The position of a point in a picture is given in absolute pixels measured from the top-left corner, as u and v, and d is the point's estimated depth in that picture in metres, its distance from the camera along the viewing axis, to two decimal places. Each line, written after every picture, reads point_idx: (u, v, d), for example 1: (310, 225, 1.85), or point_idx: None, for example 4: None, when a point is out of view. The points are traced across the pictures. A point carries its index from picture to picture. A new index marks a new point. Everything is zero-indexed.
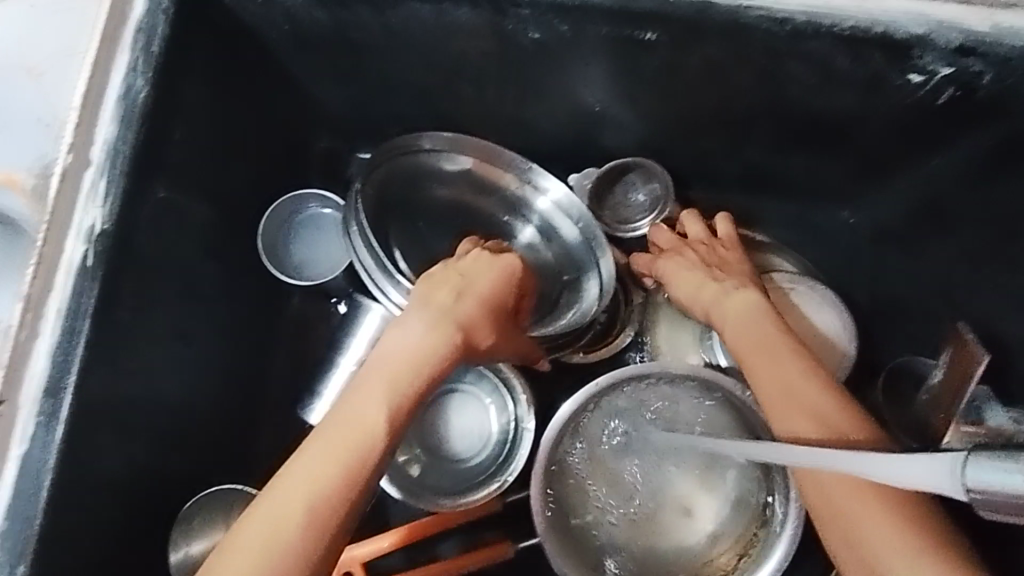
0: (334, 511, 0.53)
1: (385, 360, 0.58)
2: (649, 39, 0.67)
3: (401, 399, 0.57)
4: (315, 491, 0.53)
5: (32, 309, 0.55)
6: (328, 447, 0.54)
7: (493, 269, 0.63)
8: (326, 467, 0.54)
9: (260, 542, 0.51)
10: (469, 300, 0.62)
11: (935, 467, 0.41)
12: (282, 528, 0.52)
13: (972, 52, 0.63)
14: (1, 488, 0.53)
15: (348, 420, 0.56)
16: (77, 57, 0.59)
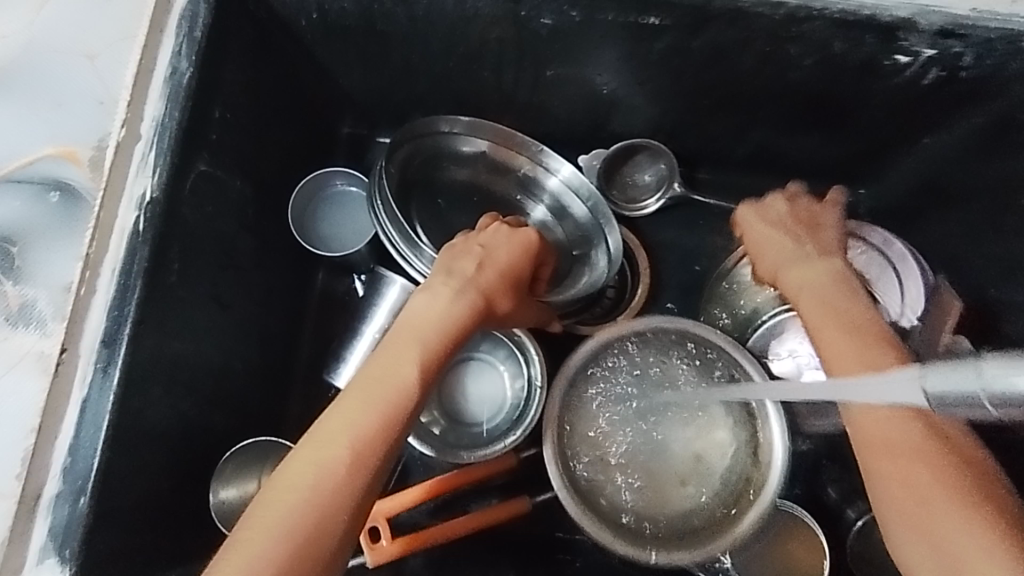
0: (373, 457, 0.56)
1: (415, 322, 0.63)
2: (654, 24, 0.72)
3: (429, 354, 0.61)
4: (356, 439, 0.56)
5: (90, 269, 0.60)
6: (366, 396, 0.58)
7: (511, 240, 0.70)
8: (364, 418, 0.57)
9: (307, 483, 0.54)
10: (491, 269, 0.68)
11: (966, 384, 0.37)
12: (322, 475, 0.54)
13: (953, 36, 0.68)
14: (62, 429, 0.58)
15: (382, 375, 0.59)
16: (128, 41, 0.65)
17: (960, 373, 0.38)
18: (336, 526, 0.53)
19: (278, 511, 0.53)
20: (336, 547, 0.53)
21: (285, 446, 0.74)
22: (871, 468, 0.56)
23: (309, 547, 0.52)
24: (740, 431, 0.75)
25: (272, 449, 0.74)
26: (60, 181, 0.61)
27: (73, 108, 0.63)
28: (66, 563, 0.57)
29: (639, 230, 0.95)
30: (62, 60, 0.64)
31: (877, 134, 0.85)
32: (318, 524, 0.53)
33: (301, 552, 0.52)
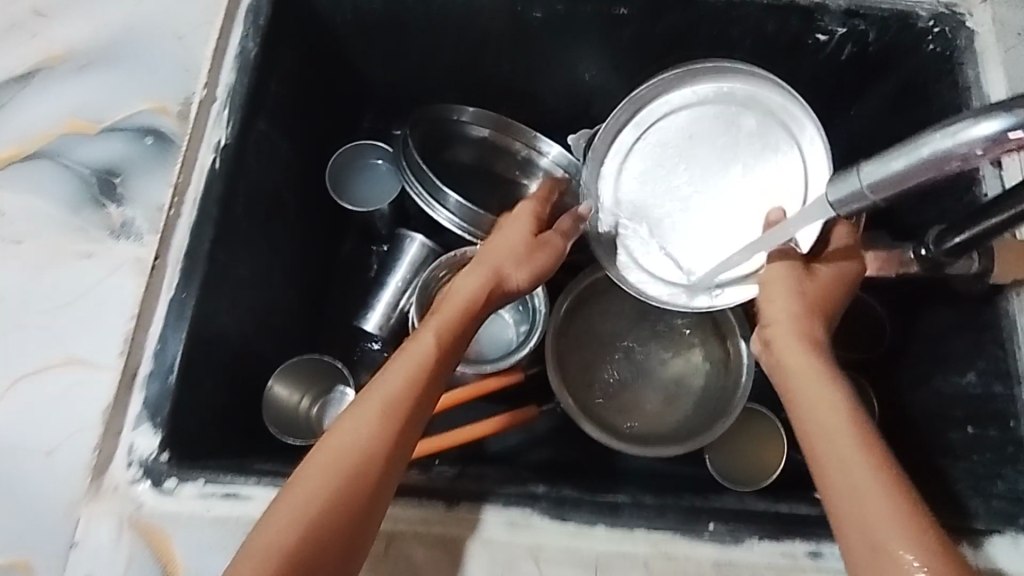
0: (403, 414, 0.63)
1: (440, 306, 0.70)
2: (623, 14, 0.91)
3: (451, 321, 0.69)
4: (386, 397, 0.63)
5: (178, 195, 0.74)
6: (402, 358, 0.66)
7: (517, 222, 0.77)
8: (395, 382, 0.64)
9: (354, 430, 0.61)
10: (500, 248, 0.74)
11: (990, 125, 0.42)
12: (360, 426, 0.61)
13: (856, 14, 0.87)
14: (154, 322, 0.70)
15: (408, 347, 0.67)
16: (208, 25, 0.82)
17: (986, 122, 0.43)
18: (375, 470, 0.60)
19: (328, 459, 0.60)
20: (374, 491, 0.60)
21: (314, 357, 0.87)
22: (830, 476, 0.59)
23: (353, 490, 0.59)
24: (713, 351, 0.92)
25: (303, 362, 0.86)
26: (152, 127, 0.77)
27: (166, 75, 0.79)
28: (157, 428, 0.67)
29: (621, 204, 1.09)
30: (156, 37, 0.81)
31: (813, 109, 1.02)
32: (357, 468, 0.59)
33: (347, 492, 0.59)
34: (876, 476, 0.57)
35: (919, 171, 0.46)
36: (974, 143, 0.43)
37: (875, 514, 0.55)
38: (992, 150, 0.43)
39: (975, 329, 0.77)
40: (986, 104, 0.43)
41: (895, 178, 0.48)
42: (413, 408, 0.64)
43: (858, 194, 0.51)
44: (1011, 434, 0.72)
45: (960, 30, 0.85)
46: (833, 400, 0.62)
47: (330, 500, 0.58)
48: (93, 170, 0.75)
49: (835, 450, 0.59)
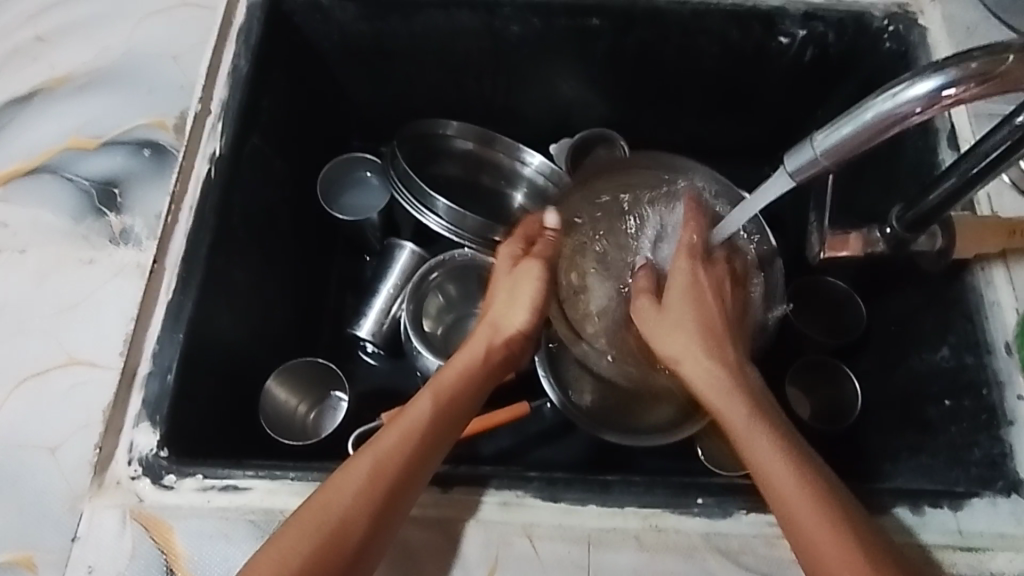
0: (397, 470, 0.64)
1: (444, 377, 0.74)
2: (595, 25, 0.95)
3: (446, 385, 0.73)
4: (378, 457, 0.64)
5: (175, 203, 0.78)
6: (398, 423, 0.68)
7: (506, 279, 0.83)
8: (398, 437, 0.66)
9: (348, 496, 0.61)
10: (492, 310, 0.82)
11: (925, 86, 0.48)
12: (349, 483, 0.62)
13: (814, 17, 0.93)
14: (153, 324, 0.72)
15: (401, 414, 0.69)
16: (203, 47, 0.87)
17: (922, 82, 0.48)
18: (356, 532, 0.60)
19: (314, 514, 0.60)
20: (359, 549, 0.60)
21: (308, 360, 0.89)
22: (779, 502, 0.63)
23: (335, 548, 0.59)
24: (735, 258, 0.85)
25: (297, 364, 0.88)
26: (151, 141, 0.81)
27: (163, 92, 0.84)
28: (157, 426, 0.68)
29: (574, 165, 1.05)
30: (155, 59, 0.86)
31: (781, 113, 1.08)
32: (341, 525, 0.60)
33: (328, 549, 0.59)
34: (812, 513, 0.61)
35: (867, 130, 0.51)
36: (916, 99, 0.48)
37: (823, 545, 0.60)
38: (929, 106, 0.48)
39: (944, 306, 0.80)
40: (919, 68, 0.49)
41: (847, 146, 0.52)
42: (409, 463, 0.64)
43: (811, 166, 0.55)
44: (983, 401, 0.74)
45: (913, 28, 0.90)
46: (753, 436, 0.67)
47: (312, 559, 0.58)
48: (94, 183, 0.79)
49: (780, 491, 0.63)
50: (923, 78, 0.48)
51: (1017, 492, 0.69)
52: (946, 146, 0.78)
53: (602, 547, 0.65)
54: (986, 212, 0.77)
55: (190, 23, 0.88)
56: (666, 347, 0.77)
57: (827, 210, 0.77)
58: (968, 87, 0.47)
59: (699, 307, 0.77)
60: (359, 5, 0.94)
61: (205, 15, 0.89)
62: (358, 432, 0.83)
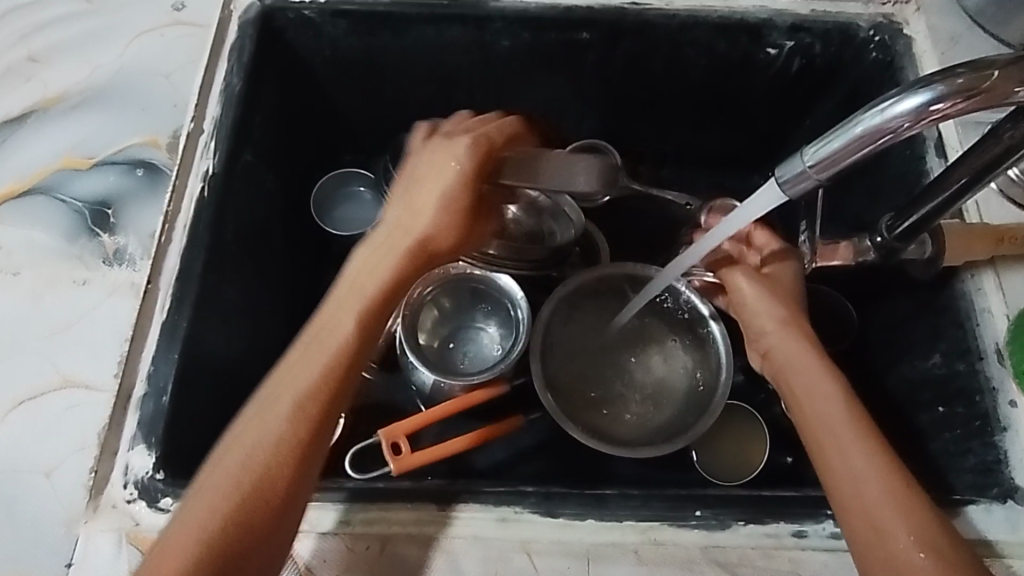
0: (317, 402, 0.63)
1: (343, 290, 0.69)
2: (585, 38, 0.96)
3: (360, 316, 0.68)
4: (292, 400, 0.63)
5: (169, 221, 0.78)
6: (307, 353, 0.65)
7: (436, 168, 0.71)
8: (288, 392, 0.63)
9: (259, 442, 0.61)
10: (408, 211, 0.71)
11: (911, 102, 0.48)
12: (262, 437, 0.61)
13: (801, 28, 0.94)
14: (147, 344, 0.72)
15: (313, 343, 0.66)
16: (196, 64, 0.87)
17: (909, 98, 0.49)
18: (273, 486, 0.60)
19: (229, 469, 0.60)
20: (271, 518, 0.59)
21: None
22: (852, 516, 0.63)
23: (247, 515, 0.58)
24: (698, 362, 0.95)
25: None
26: (144, 159, 0.81)
27: (153, 111, 0.84)
28: (151, 448, 0.68)
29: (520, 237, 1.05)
30: (145, 78, 0.86)
31: (769, 123, 1.09)
32: (258, 480, 0.59)
33: (241, 504, 0.58)
34: (897, 521, 0.61)
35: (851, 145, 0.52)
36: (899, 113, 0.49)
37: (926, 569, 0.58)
38: (916, 119, 0.48)
39: (933, 314, 0.81)
40: (906, 84, 0.50)
41: (836, 161, 0.53)
42: (320, 406, 0.63)
43: (801, 181, 0.56)
44: (976, 407, 0.74)
45: (897, 38, 0.91)
46: (850, 448, 0.65)
47: (222, 514, 0.58)
48: (88, 203, 0.78)
49: (868, 502, 0.62)
50: (910, 93, 0.49)
51: (1013, 499, 0.69)
52: (934, 154, 0.79)
53: (601, 561, 0.65)
54: (975, 220, 0.78)
55: (181, 40, 0.88)
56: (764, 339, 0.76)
57: (820, 223, 0.78)
58: (955, 102, 0.48)
59: (779, 289, 0.78)
60: (351, 21, 0.94)
61: (197, 33, 0.89)
62: (354, 448, 0.84)
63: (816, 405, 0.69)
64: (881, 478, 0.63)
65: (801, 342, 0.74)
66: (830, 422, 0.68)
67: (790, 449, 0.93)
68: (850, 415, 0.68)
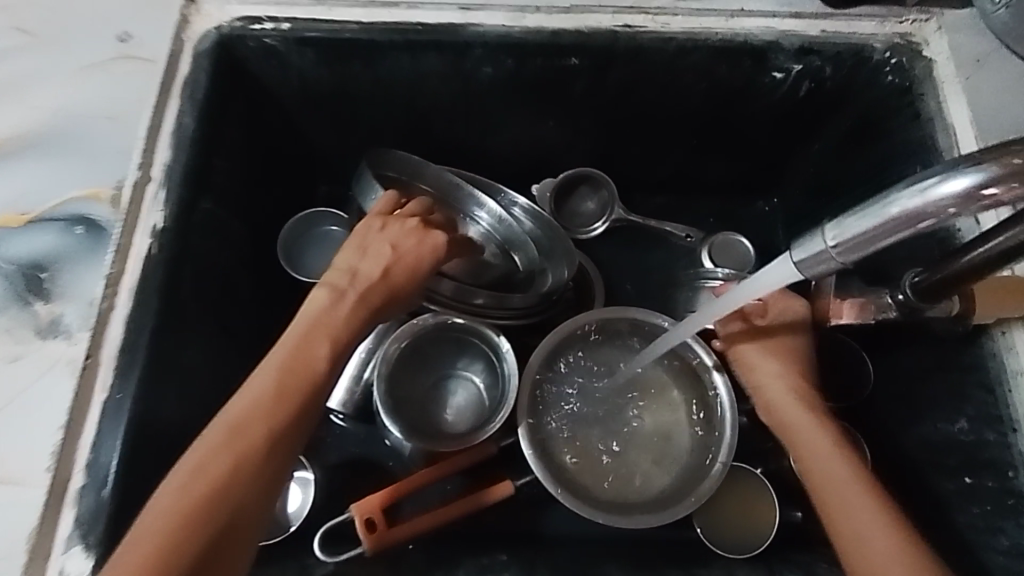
0: (288, 420, 0.64)
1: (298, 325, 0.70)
2: (574, 65, 0.87)
3: (338, 345, 0.70)
4: (268, 419, 0.63)
5: (112, 286, 0.70)
6: (282, 378, 0.65)
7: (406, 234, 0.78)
8: (261, 414, 0.63)
9: (227, 457, 0.61)
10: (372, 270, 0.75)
11: (958, 184, 0.41)
12: (235, 452, 0.61)
13: (811, 51, 0.85)
14: (87, 428, 0.66)
15: (289, 363, 0.67)
16: (143, 103, 0.79)
17: (957, 179, 0.42)
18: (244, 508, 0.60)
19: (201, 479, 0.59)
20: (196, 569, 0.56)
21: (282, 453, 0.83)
22: (859, 566, 0.63)
23: (180, 541, 0.56)
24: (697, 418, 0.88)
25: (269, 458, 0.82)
26: (83, 215, 0.73)
27: (95, 157, 0.76)
28: (89, 550, 0.62)
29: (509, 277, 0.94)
30: (86, 119, 0.77)
31: (773, 148, 1.01)
32: (230, 497, 0.59)
33: (201, 518, 0.57)
34: (905, 570, 0.61)
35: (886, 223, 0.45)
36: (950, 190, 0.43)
37: None
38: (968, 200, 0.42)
39: (956, 373, 0.73)
40: (950, 160, 0.43)
41: (862, 242, 0.46)
42: (292, 427, 0.64)
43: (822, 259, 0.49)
44: (1009, 484, 0.67)
45: (917, 61, 0.83)
46: (855, 500, 0.66)
47: (180, 529, 0.56)
48: (21, 266, 0.71)
49: (874, 553, 0.63)
50: (958, 173, 0.42)
51: None
52: None
53: None
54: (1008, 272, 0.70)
55: (127, 74, 0.80)
56: (765, 391, 0.77)
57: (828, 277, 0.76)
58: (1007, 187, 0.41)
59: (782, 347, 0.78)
60: (317, 49, 0.85)
61: (145, 66, 0.80)
62: (326, 526, 0.81)
63: (815, 458, 0.71)
64: (887, 530, 0.64)
65: (800, 398, 0.75)
66: (832, 474, 0.69)
67: (798, 503, 0.87)
68: (850, 469, 0.69)
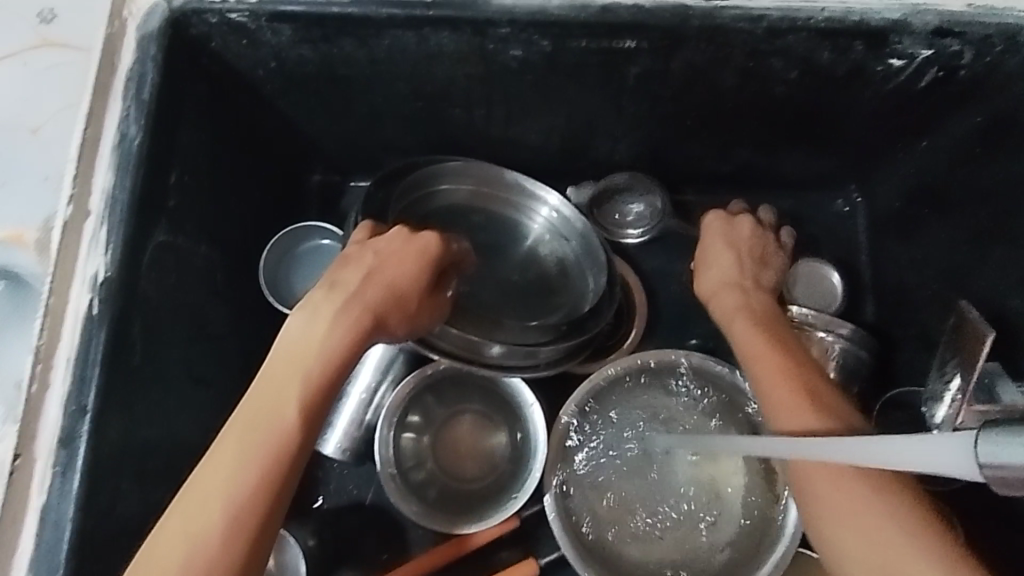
0: (259, 499, 0.47)
1: (276, 368, 0.51)
2: (629, 47, 0.67)
3: (318, 389, 0.51)
4: (230, 501, 0.47)
5: (41, 362, 0.56)
6: (244, 449, 0.48)
7: (407, 246, 0.58)
8: (220, 497, 0.47)
9: (187, 553, 0.46)
10: (379, 281, 0.55)
11: None
12: (198, 547, 0.46)
13: (948, 33, 0.64)
14: (21, 542, 0.54)
15: (255, 423, 0.49)
16: (72, 111, 0.61)
17: None
18: None
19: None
20: None
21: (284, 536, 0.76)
22: None
23: None
24: (756, 475, 0.74)
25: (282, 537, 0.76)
26: (4, 266, 0.58)
27: (14, 189, 0.60)
28: None
29: (544, 292, 0.81)
30: (2, 135, 0.61)
31: (872, 143, 0.81)
32: None
33: None
34: None
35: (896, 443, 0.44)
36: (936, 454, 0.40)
37: None
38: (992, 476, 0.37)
39: None
40: None
41: None
42: (274, 504, 0.48)
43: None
44: None
45: None
46: None
47: None
48: None
49: None
50: None
51: None
52: None
53: None
54: None
55: (52, 70, 0.62)
56: (820, 504, 0.56)
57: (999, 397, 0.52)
58: None
59: (740, 245, 0.78)
60: (298, 27, 0.66)
61: (78, 56, 0.63)
62: None
63: None
64: None
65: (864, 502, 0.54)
66: None
67: None
68: None
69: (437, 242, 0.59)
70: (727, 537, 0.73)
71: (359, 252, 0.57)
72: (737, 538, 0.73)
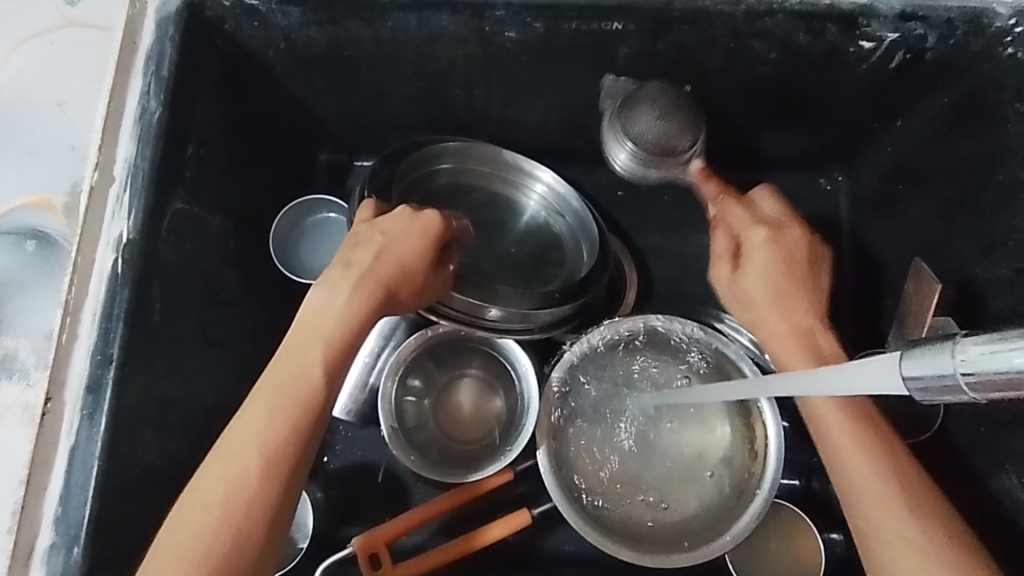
0: (288, 445, 0.52)
1: (300, 334, 0.57)
2: (617, 29, 0.72)
3: (338, 352, 0.56)
4: (262, 447, 0.51)
5: (70, 315, 0.61)
6: (273, 402, 0.53)
7: (411, 226, 0.62)
8: (253, 443, 0.51)
9: (222, 493, 0.50)
10: (389, 258, 0.60)
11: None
12: (232, 487, 0.50)
13: (912, 17, 0.69)
14: (53, 478, 0.59)
15: (280, 378, 0.54)
16: (98, 86, 0.67)
17: None
18: (251, 549, 0.50)
19: (197, 522, 0.49)
20: None
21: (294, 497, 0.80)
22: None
23: None
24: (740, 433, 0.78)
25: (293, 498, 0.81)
26: (34, 229, 0.64)
27: (44, 158, 0.66)
28: None
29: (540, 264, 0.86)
30: (32, 108, 0.67)
31: (850, 124, 0.85)
32: (233, 539, 0.49)
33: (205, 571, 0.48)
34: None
35: (863, 373, 0.48)
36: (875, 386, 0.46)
37: None
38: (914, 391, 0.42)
39: None
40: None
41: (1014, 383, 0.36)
42: (301, 450, 0.52)
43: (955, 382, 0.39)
44: None
45: None
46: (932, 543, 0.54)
47: None
48: None
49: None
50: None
51: None
52: None
53: None
54: None
55: (78, 49, 0.68)
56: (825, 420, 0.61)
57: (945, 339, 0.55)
58: None
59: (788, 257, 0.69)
60: (308, 9, 0.71)
61: (101, 37, 0.68)
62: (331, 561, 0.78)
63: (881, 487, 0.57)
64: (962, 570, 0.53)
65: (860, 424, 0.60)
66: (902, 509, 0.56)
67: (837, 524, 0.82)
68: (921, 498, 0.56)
69: (440, 220, 0.64)
70: (713, 493, 0.78)
71: (368, 232, 0.62)
72: (724, 495, 0.77)
